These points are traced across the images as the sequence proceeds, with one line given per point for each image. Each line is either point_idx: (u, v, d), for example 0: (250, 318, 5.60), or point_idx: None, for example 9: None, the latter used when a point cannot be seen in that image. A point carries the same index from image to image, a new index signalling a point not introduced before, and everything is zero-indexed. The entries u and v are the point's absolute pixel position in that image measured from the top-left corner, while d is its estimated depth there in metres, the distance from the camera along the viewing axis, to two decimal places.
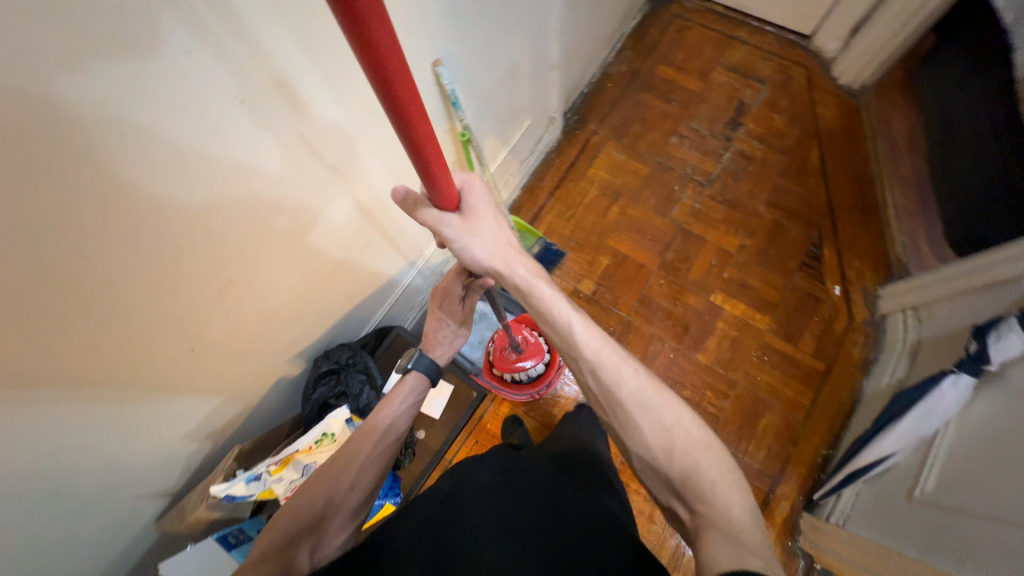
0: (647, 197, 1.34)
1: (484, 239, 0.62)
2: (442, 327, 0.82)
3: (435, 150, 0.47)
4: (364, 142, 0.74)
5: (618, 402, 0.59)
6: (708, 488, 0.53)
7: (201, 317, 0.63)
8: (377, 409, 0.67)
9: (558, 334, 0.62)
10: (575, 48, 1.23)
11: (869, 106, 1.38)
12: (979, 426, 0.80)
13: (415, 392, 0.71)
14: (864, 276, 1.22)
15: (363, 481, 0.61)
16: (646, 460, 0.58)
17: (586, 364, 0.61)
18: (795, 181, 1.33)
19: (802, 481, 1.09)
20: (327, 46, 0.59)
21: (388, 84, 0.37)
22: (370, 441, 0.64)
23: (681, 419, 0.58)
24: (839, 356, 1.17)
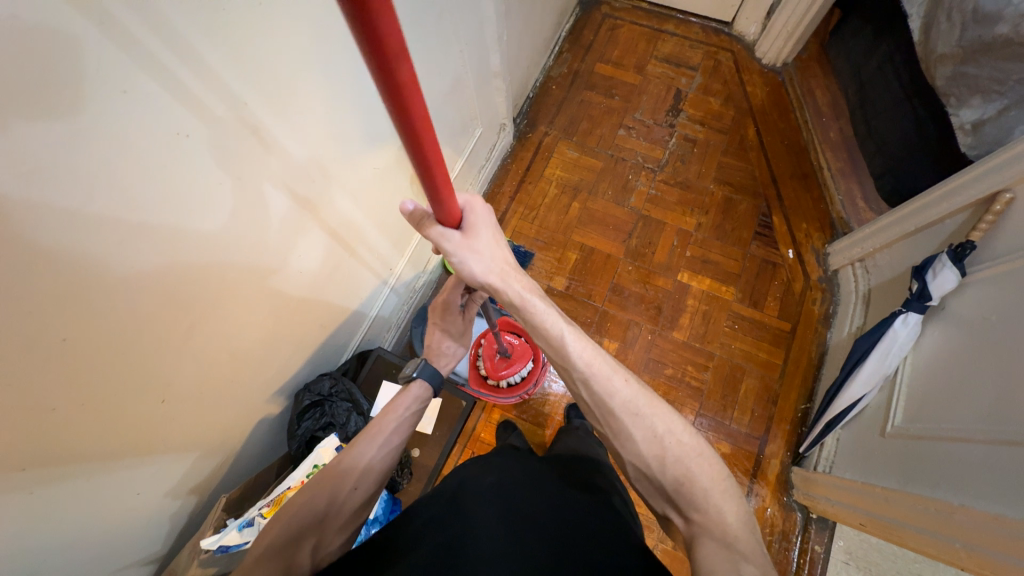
0: (604, 190, 1.39)
1: (484, 255, 0.64)
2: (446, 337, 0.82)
3: (444, 171, 0.49)
4: (318, 165, 0.73)
5: (611, 411, 0.61)
6: (701, 496, 0.55)
7: (169, 366, 0.61)
8: (385, 413, 0.66)
9: (553, 347, 0.64)
10: (516, 55, 1.26)
11: (792, 80, 1.48)
12: (934, 358, 0.88)
13: (419, 400, 0.70)
14: (813, 237, 1.31)
15: (367, 483, 0.59)
16: (640, 468, 0.60)
17: (579, 373, 0.63)
18: (737, 157, 1.41)
19: (788, 438, 1.14)
20: (269, 73, 0.59)
21: (406, 115, 0.39)
22: (375, 443, 0.62)
23: (672, 426, 0.60)
24: (802, 314, 1.24)
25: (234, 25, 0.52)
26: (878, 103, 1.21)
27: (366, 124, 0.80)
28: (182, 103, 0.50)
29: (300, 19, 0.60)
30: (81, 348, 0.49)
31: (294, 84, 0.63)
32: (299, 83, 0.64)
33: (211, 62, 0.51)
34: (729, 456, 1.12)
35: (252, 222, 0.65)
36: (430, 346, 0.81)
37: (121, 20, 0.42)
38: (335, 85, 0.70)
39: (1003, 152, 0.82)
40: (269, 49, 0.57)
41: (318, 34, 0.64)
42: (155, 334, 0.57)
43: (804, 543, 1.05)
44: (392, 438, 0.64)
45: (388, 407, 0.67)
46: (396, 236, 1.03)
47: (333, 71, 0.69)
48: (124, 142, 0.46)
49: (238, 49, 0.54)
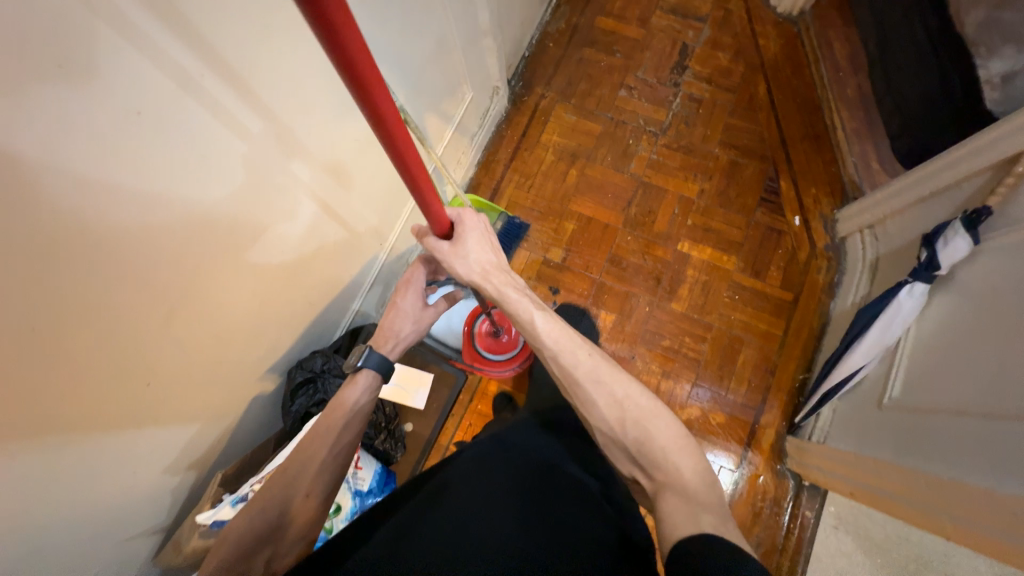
0: (603, 155, 1.33)
1: (469, 258, 0.70)
2: (398, 320, 0.83)
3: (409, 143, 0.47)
4: (292, 139, 0.70)
5: (576, 381, 0.62)
6: (660, 455, 0.57)
7: (150, 354, 0.61)
8: (333, 410, 0.70)
9: (526, 331, 0.68)
10: (508, 12, 1.18)
11: (808, 32, 1.38)
12: (939, 330, 0.85)
13: (370, 390, 0.73)
14: (821, 203, 1.25)
15: (319, 486, 0.65)
16: (605, 432, 0.61)
17: (547, 351, 0.65)
18: (746, 118, 1.33)
19: (784, 408, 1.14)
20: (229, 44, 0.54)
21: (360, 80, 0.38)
22: (325, 444, 0.67)
23: (632, 391, 0.61)
24: (806, 283, 1.20)
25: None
26: (900, 55, 1.11)
27: (344, 92, 0.75)
28: (129, 79, 0.46)
29: None
30: (52, 337, 0.48)
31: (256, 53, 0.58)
32: (266, 50, 0.59)
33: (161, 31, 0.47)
34: (724, 426, 1.13)
35: (225, 205, 0.63)
36: (379, 327, 0.81)
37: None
38: (309, 54, 0.66)
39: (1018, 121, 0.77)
40: (228, 20, 0.53)
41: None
42: (135, 325, 0.57)
43: (795, 509, 1.06)
44: (342, 435, 0.68)
45: (336, 402, 0.70)
46: (383, 209, 1.01)
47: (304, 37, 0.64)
48: (71, 125, 0.42)
49: (193, 20, 0.49)
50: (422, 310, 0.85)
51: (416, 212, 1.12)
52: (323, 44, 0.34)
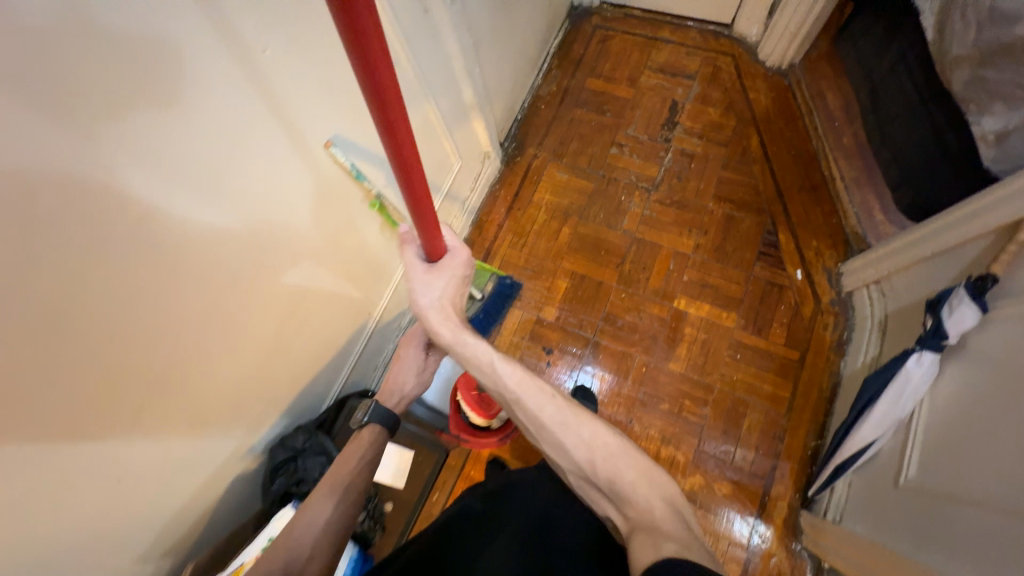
0: (596, 212, 1.34)
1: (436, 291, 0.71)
2: (402, 372, 0.84)
3: (407, 135, 0.48)
4: (281, 230, 0.72)
5: (543, 426, 0.65)
6: (629, 490, 0.59)
7: (145, 420, 0.61)
8: (339, 465, 0.74)
9: (483, 373, 0.69)
10: (497, 83, 1.24)
11: (799, 83, 1.38)
12: (953, 404, 0.79)
13: (374, 445, 0.77)
14: (824, 255, 1.21)
15: (322, 549, 0.67)
16: (577, 473, 0.63)
17: (510, 395, 0.67)
18: (739, 171, 1.32)
19: (796, 479, 1.06)
20: (213, 153, 0.57)
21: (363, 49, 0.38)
22: (328, 505, 0.70)
23: (598, 431, 0.63)
24: (812, 341, 1.14)
25: (160, 106, 0.49)
26: (892, 108, 1.10)
27: (332, 182, 0.78)
28: (104, 191, 0.47)
29: (253, 96, 0.60)
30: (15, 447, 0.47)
31: (241, 154, 0.61)
32: (252, 148, 0.62)
33: (141, 155, 0.49)
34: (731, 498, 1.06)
35: (226, 268, 0.64)
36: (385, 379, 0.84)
37: (9, 124, 0.39)
38: (298, 149, 0.69)
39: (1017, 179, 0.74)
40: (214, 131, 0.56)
41: (274, 107, 0.63)
42: (132, 388, 0.57)
43: None
44: (346, 493, 0.72)
45: (341, 457, 0.75)
46: (375, 279, 1.00)
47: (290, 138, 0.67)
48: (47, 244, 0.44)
49: (177, 137, 0.52)
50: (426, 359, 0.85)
51: None
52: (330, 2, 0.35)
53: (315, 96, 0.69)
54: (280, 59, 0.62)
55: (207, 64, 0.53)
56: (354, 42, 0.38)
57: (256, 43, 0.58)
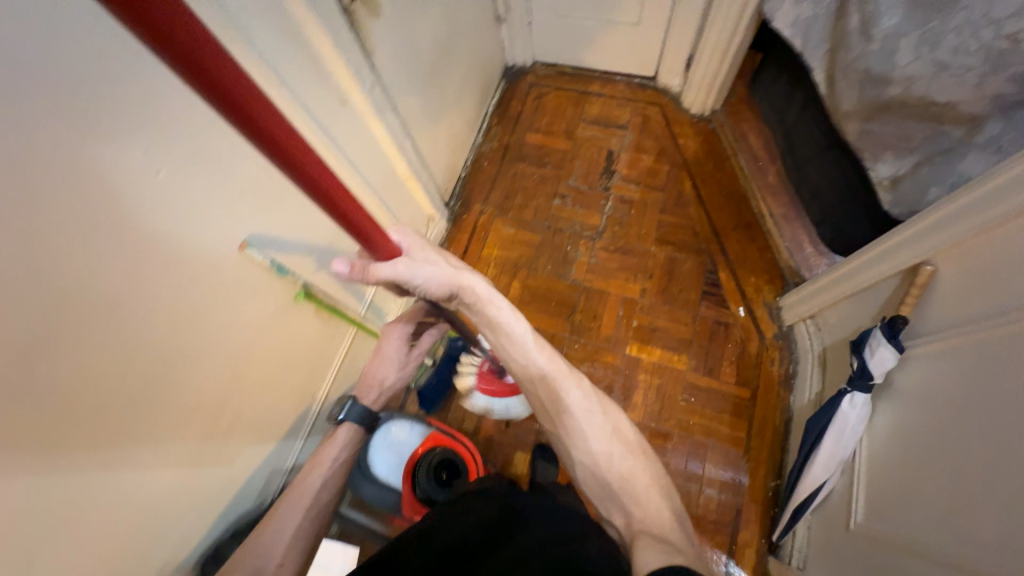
0: (544, 263, 1.36)
1: (434, 269, 0.73)
2: (382, 368, 0.93)
3: (338, 186, 0.46)
4: (203, 337, 0.67)
5: (565, 410, 0.69)
6: (640, 491, 0.62)
7: (143, 420, 0.62)
8: (315, 465, 0.82)
9: (513, 341, 0.76)
10: (434, 149, 1.26)
11: (723, 127, 1.45)
12: (888, 445, 0.80)
13: (348, 445, 0.86)
14: (763, 291, 1.25)
15: (292, 555, 0.73)
16: (588, 467, 0.66)
17: (540, 373, 0.73)
18: (676, 214, 1.37)
19: (761, 522, 1.05)
20: (117, 280, 0.53)
21: (257, 132, 0.35)
22: (303, 505, 0.77)
23: (621, 425, 0.69)
24: (761, 377, 1.16)
25: (43, 241, 0.45)
26: (804, 151, 1.17)
27: (256, 278, 0.75)
28: None
29: (164, 213, 0.57)
30: None
31: (149, 268, 0.56)
32: (163, 261, 0.58)
33: (61, 297, 0.48)
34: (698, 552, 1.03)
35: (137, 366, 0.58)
36: (363, 379, 0.93)
37: None
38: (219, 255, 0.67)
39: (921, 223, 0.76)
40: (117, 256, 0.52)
41: (191, 220, 0.61)
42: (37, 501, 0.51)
43: None
44: (320, 494, 0.80)
45: (317, 460, 0.82)
46: (314, 364, 0.97)
47: (214, 247, 0.65)
48: None
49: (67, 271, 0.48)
50: (406, 356, 0.95)
51: (354, 353, 1.11)
52: (206, 97, 0.31)
53: (240, 199, 0.68)
54: (198, 173, 0.60)
55: (116, 193, 0.51)
56: (274, 146, 0.37)
57: (147, 166, 0.53)
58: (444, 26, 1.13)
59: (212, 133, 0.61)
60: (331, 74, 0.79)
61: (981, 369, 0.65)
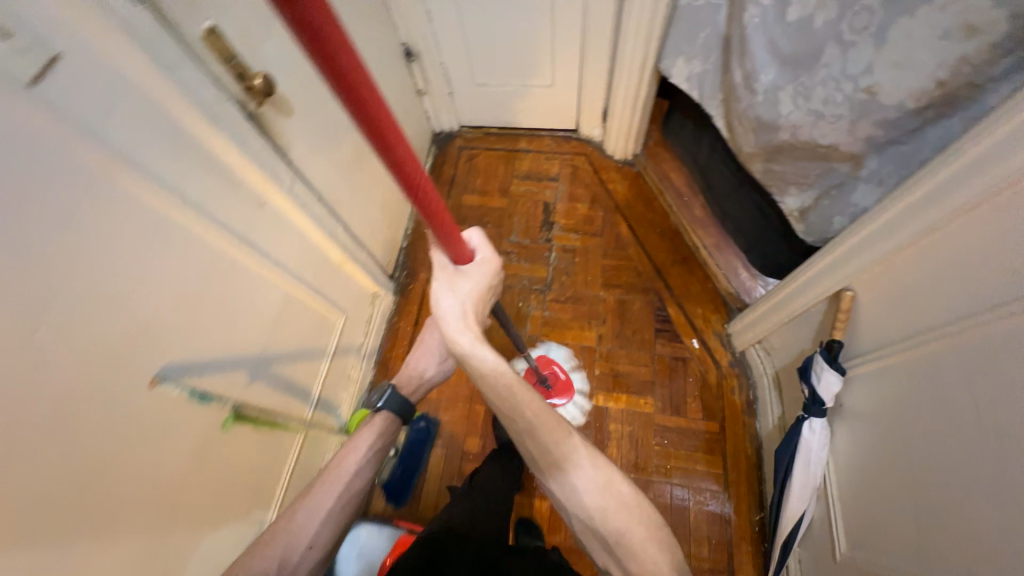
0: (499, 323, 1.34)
1: (459, 296, 0.63)
2: (424, 361, 0.87)
3: (400, 139, 0.42)
4: (112, 498, 0.58)
5: (553, 463, 0.61)
6: (637, 545, 0.58)
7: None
8: (348, 450, 0.70)
9: (497, 395, 0.62)
10: (370, 227, 1.23)
11: (647, 168, 1.53)
12: (853, 468, 0.82)
13: (383, 434, 0.74)
14: (712, 320, 1.29)
15: (323, 537, 0.64)
16: (583, 520, 0.61)
17: (526, 426, 0.62)
18: (618, 257, 1.41)
19: (754, 561, 1.03)
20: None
21: (331, 61, 0.32)
22: (336, 490, 0.67)
23: (613, 478, 0.61)
24: (726, 407, 1.18)
25: None
26: (721, 186, 1.25)
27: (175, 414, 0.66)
28: None
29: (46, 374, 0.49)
30: None
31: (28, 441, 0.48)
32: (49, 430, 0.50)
33: None
34: None
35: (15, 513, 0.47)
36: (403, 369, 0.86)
37: None
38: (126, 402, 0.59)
39: (834, 257, 0.79)
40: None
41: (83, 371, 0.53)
42: None
43: None
44: (354, 481, 0.69)
45: (351, 445, 0.71)
46: (257, 485, 0.87)
47: (112, 399, 0.57)
48: None
49: None
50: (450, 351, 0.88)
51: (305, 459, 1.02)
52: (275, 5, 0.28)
53: (148, 332, 0.61)
54: (89, 317, 0.54)
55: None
56: (350, 94, 0.35)
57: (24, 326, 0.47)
58: None
59: (105, 270, 0.55)
60: (244, 180, 0.76)
61: (917, 395, 0.68)
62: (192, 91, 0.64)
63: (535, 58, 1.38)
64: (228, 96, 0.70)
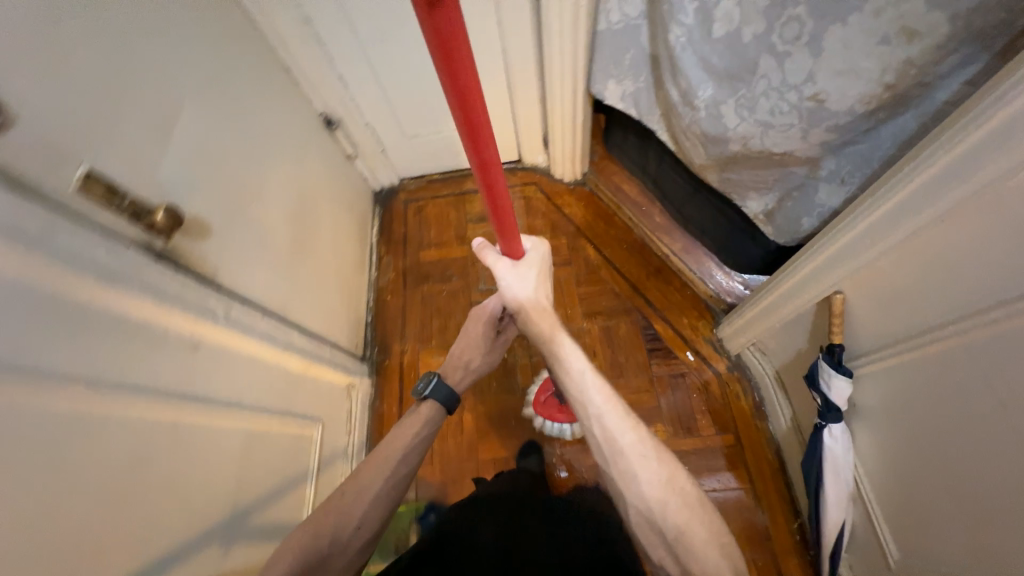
0: (489, 381, 1.26)
1: (526, 284, 0.81)
2: (473, 356, 1.00)
3: (485, 138, 0.55)
4: None
5: (620, 454, 0.71)
6: (695, 544, 0.65)
7: None
8: (402, 433, 0.86)
9: (575, 381, 0.76)
10: (328, 316, 1.13)
11: (598, 184, 1.49)
12: (885, 469, 0.79)
13: (429, 422, 0.89)
14: (699, 327, 1.26)
15: (369, 519, 0.78)
16: (644, 514, 0.68)
17: (592, 415, 0.74)
18: (592, 282, 1.37)
19: (804, 571, 1.00)
20: None
21: (455, 68, 0.46)
22: (381, 472, 0.81)
23: (676, 477, 0.69)
24: (736, 416, 1.15)
25: None
26: (678, 194, 1.23)
27: None
28: None
29: None
30: None
31: None
32: None
33: None
34: None
35: None
36: (449, 358, 0.99)
37: None
38: None
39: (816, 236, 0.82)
40: None
41: None
42: None
43: None
44: (399, 465, 0.83)
45: (400, 432, 0.86)
46: None
47: None
48: None
49: None
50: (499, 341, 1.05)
51: None
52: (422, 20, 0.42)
53: (80, 562, 0.49)
54: None
55: None
56: (458, 92, 0.48)
57: None
58: (293, 195, 1.03)
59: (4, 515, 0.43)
60: (169, 329, 0.64)
61: (936, 392, 0.66)
62: (79, 256, 0.53)
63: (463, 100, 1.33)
64: (128, 243, 0.60)
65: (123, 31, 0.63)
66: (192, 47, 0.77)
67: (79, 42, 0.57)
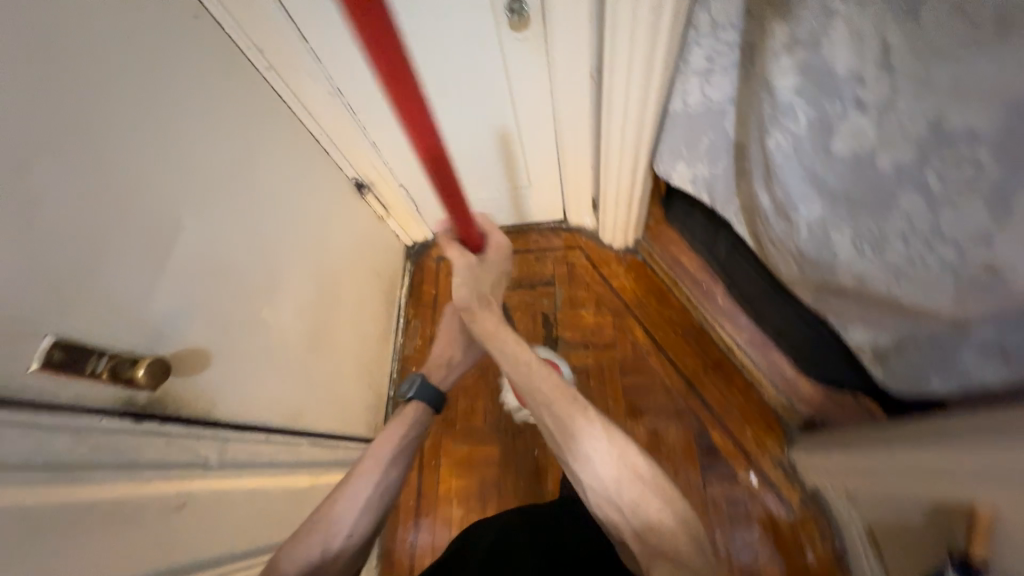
0: (516, 481, 1.14)
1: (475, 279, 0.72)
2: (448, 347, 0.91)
3: (418, 105, 0.46)
4: None
5: (565, 431, 0.64)
6: (657, 521, 0.56)
7: None
8: (388, 434, 0.78)
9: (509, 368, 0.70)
10: (344, 406, 1.03)
11: (652, 254, 1.31)
12: None
13: (416, 423, 0.81)
14: (767, 445, 1.07)
15: (361, 525, 0.70)
16: (597, 488, 0.61)
17: (534, 398, 0.67)
18: (639, 371, 1.21)
19: None
20: None
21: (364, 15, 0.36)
22: (376, 476, 0.74)
23: (629, 453, 0.62)
24: (812, 566, 0.97)
25: None
26: (751, 288, 1.03)
27: None
28: None
29: None
30: None
31: None
32: None
33: None
34: None
35: None
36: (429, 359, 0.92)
37: None
38: None
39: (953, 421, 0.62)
40: None
41: None
42: None
43: None
44: (388, 468, 0.75)
45: (386, 435, 0.77)
46: None
47: None
48: None
49: None
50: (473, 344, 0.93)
51: None
52: None
53: None
54: None
55: None
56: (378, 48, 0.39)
57: None
58: (315, 280, 0.94)
59: None
60: (147, 493, 0.55)
61: None
62: (17, 462, 0.43)
63: (505, 160, 1.20)
64: (99, 413, 0.51)
65: (117, 156, 0.55)
66: (207, 145, 0.69)
67: (52, 188, 0.48)
